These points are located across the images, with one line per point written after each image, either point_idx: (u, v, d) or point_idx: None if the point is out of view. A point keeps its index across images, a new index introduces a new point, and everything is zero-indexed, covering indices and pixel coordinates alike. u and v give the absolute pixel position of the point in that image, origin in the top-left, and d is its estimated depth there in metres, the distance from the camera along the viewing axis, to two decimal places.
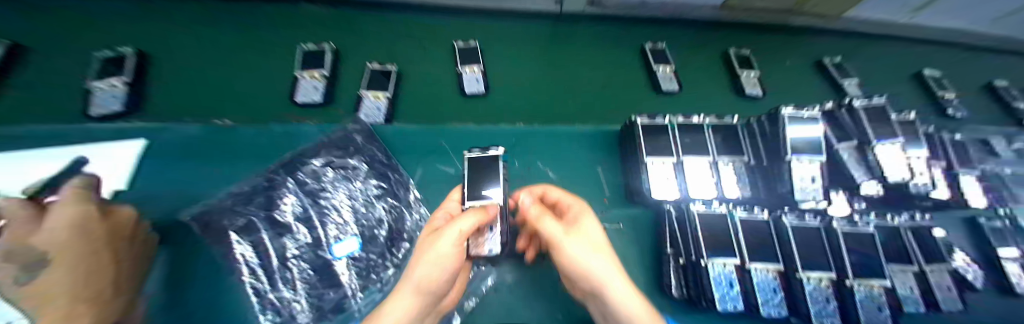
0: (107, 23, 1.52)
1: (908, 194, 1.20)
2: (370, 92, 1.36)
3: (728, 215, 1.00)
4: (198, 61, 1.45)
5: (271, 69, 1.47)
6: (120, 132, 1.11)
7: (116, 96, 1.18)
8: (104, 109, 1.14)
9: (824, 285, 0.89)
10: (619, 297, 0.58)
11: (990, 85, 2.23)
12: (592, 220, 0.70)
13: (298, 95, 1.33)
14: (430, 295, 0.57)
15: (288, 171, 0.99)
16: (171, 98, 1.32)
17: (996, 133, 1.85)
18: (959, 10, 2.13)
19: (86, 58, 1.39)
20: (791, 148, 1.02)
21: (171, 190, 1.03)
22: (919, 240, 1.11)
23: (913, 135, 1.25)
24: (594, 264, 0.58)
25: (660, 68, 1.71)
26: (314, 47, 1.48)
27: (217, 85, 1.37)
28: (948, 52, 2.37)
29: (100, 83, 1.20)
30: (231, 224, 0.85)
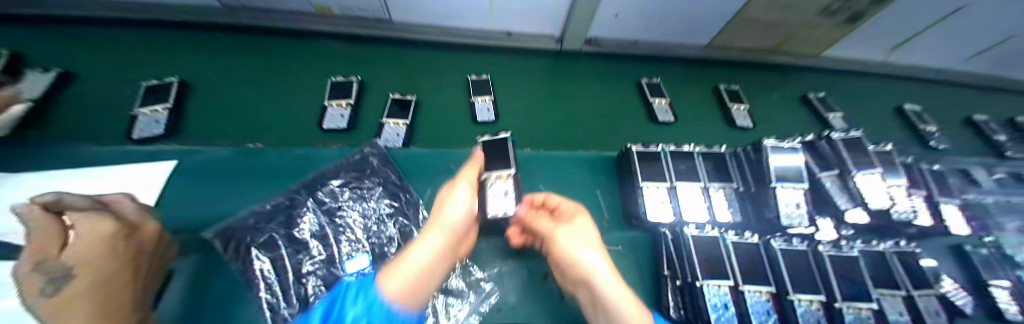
0: (153, 55, 1.69)
1: (892, 221, 1.27)
2: (391, 120, 1.49)
3: (720, 238, 1.06)
4: (231, 88, 1.60)
5: (296, 97, 1.61)
6: (155, 153, 1.21)
7: (159, 121, 1.34)
8: (149, 131, 1.29)
9: (815, 308, 0.94)
10: (596, 270, 0.80)
11: (969, 119, 2.36)
12: (584, 218, 0.97)
13: (326, 122, 1.46)
14: (455, 234, 0.83)
15: (309, 192, 1.08)
16: (203, 121, 1.45)
17: (977, 164, 1.95)
18: (929, 52, 2.32)
19: (133, 85, 1.54)
20: (775, 175, 1.12)
21: (192, 206, 1.08)
22: (907, 267, 1.15)
23: (891, 165, 1.34)
24: (583, 252, 0.83)
25: (654, 100, 1.86)
26: (341, 79, 1.64)
27: (246, 111, 1.51)
28: (923, 87, 2.55)
29: (145, 108, 1.36)
30: (253, 241, 0.92)
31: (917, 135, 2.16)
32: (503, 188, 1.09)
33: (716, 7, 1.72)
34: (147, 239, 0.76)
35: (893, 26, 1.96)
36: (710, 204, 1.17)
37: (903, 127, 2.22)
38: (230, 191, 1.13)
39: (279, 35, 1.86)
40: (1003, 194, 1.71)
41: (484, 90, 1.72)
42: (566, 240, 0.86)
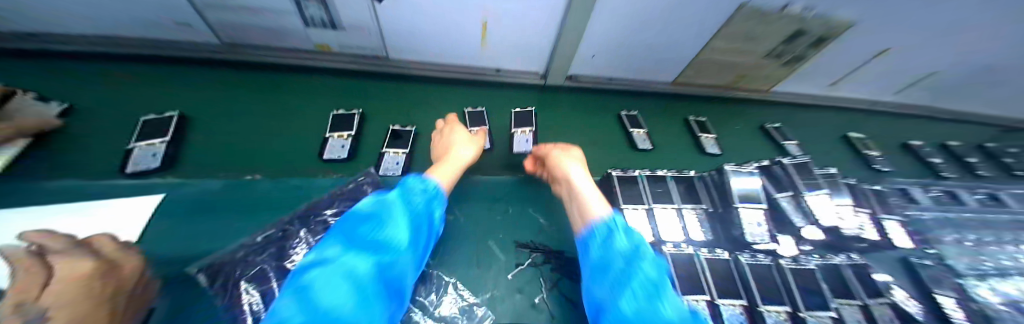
0: (154, 92, 1.76)
1: (844, 237, 1.43)
2: (392, 150, 1.57)
3: (695, 255, 1.17)
4: (229, 121, 1.66)
5: (295, 128, 1.67)
6: (153, 187, 1.23)
7: (156, 154, 1.35)
8: (144, 165, 1.30)
9: (783, 319, 1.01)
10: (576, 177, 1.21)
11: (907, 144, 2.72)
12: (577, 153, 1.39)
13: (326, 152, 1.52)
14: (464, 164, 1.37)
15: (302, 222, 1.09)
16: (198, 152, 1.47)
17: (913, 183, 2.22)
18: (859, 88, 2.71)
19: (133, 120, 1.60)
20: (738, 196, 1.28)
21: (183, 238, 1.07)
22: (864, 279, 1.27)
23: (836, 186, 1.54)
24: (572, 168, 1.24)
25: (634, 130, 2.05)
26: (343, 112, 1.74)
27: (244, 142, 1.55)
28: (860, 117, 2.94)
29: (142, 142, 1.38)
30: (242, 274, 0.90)
31: (862, 158, 2.46)
32: (524, 137, 1.80)
33: (679, 47, 1.98)
34: (127, 277, 0.77)
35: (827, 66, 2.30)
36: (685, 225, 1.28)
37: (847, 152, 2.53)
38: (222, 222, 1.13)
39: (279, 69, 1.96)
40: (938, 210, 1.95)
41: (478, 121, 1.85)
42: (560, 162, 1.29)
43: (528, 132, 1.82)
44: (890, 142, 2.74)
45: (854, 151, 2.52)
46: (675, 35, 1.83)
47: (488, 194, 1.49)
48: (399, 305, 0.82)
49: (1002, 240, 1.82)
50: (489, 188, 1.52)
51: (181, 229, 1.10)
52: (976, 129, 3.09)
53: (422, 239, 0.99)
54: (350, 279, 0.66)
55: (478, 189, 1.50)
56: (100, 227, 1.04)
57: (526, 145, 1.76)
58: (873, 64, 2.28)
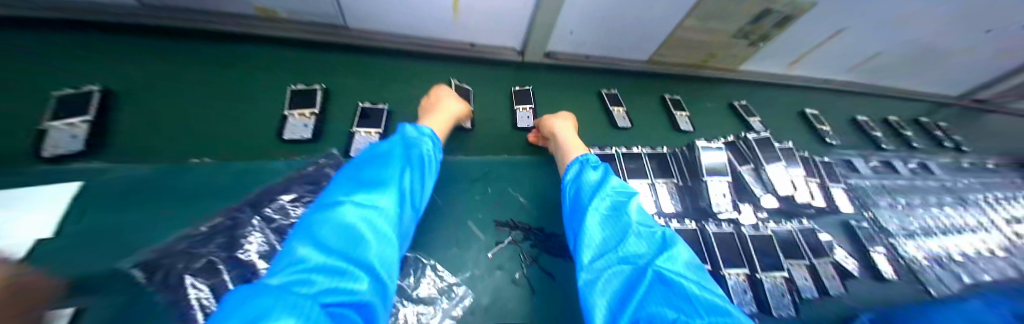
0: (55, 61, 1.44)
1: (796, 204, 1.55)
2: (363, 129, 1.46)
3: (665, 226, 1.21)
4: (165, 101, 1.43)
5: (246, 109, 1.50)
6: (72, 178, 1.06)
7: (78, 137, 1.15)
8: (62, 149, 1.10)
9: (741, 280, 1.11)
10: (561, 131, 1.36)
11: (854, 120, 2.95)
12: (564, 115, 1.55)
13: (286, 132, 1.39)
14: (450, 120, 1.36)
15: (254, 209, 1.02)
16: (131, 136, 1.27)
17: (856, 155, 2.45)
18: (817, 66, 2.86)
19: (39, 94, 1.32)
20: (705, 170, 1.35)
21: (108, 233, 0.92)
22: (811, 240, 1.40)
23: (792, 158, 1.64)
24: (558, 125, 1.39)
25: (613, 109, 2.05)
26: (303, 86, 1.57)
27: (187, 124, 1.36)
28: (819, 94, 3.12)
29: (56, 121, 1.15)
30: (186, 268, 0.82)
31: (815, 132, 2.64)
32: (526, 114, 1.81)
33: (653, 24, 1.96)
34: None
35: (790, 44, 2.38)
36: (657, 198, 1.32)
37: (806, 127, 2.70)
38: (159, 215, 0.99)
39: (224, 40, 1.72)
40: (875, 179, 2.16)
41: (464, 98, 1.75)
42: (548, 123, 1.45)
43: (530, 109, 1.83)
44: (842, 118, 2.97)
45: (809, 126, 2.69)
46: (647, 11, 1.80)
47: (466, 175, 1.43)
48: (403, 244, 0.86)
49: (923, 202, 2.07)
50: (464, 168, 1.46)
51: (107, 223, 0.95)
52: (908, 106, 3.44)
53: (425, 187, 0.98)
54: (358, 219, 0.67)
55: (456, 170, 1.44)
56: None
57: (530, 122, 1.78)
58: (833, 40, 2.42)
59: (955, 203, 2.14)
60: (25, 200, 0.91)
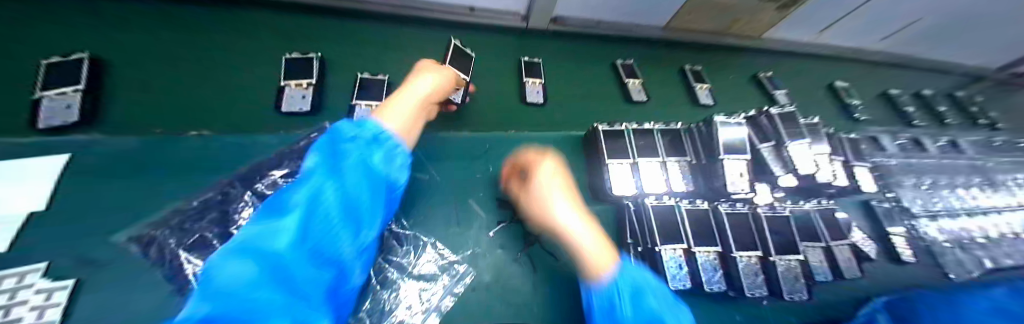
0: (31, 26, 1.34)
1: (815, 183, 1.43)
2: (362, 102, 1.35)
3: (676, 206, 1.14)
4: (157, 72, 1.36)
5: (237, 81, 1.42)
6: (38, 148, 0.96)
7: (73, 106, 1.07)
8: (58, 118, 1.03)
9: (753, 262, 1.07)
10: (563, 215, 0.82)
11: (886, 94, 2.70)
12: (553, 170, 0.93)
13: (283, 104, 1.32)
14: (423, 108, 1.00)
15: (245, 184, 0.94)
16: (127, 109, 1.23)
17: (885, 132, 2.27)
18: (855, 33, 2.57)
19: (25, 62, 1.24)
20: (722, 146, 1.20)
21: (104, 207, 0.90)
22: (829, 222, 1.32)
23: (817, 135, 1.51)
24: (556, 203, 0.84)
25: (629, 81, 1.91)
26: (297, 55, 1.45)
27: (180, 95, 1.31)
28: (851, 65, 2.85)
29: (50, 90, 1.08)
30: (180, 244, 0.78)
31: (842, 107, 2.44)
32: (535, 89, 1.71)
33: None
34: None
35: (816, 13, 2.18)
36: (668, 176, 1.24)
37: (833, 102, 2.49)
38: (153, 189, 0.96)
39: (223, 8, 1.63)
40: (902, 156, 1.99)
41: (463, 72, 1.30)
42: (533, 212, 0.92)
43: (538, 84, 1.73)
44: (874, 92, 2.73)
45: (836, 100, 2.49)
46: None
47: (469, 151, 1.32)
48: (349, 271, 0.61)
49: (953, 183, 1.94)
50: (466, 145, 1.35)
51: (103, 197, 0.92)
52: (945, 79, 3.16)
53: (374, 186, 0.67)
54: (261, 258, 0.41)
55: (456, 146, 1.32)
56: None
57: (538, 96, 1.69)
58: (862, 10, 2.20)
59: (988, 184, 1.98)
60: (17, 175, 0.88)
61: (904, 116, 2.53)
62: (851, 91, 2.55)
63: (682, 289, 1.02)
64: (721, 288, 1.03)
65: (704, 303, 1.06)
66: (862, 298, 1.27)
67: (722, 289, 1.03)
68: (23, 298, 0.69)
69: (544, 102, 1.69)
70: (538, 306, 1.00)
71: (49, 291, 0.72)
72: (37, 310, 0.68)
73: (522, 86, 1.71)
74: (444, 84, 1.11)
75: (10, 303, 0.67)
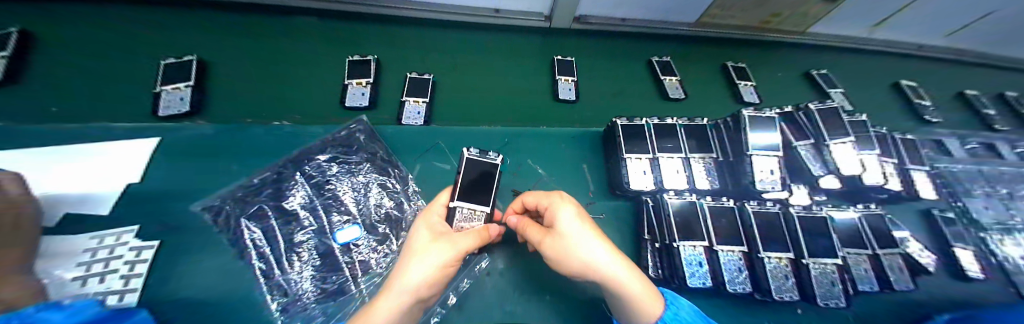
0: (150, 34, 1.64)
1: (861, 186, 1.33)
2: (411, 98, 1.49)
3: (697, 202, 1.10)
4: (242, 69, 1.57)
5: (292, 76, 1.58)
6: (128, 132, 1.14)
7: (184, 98, 1.34)
8: (175, 109, 1.30)
9: (783, 264, 1.01)
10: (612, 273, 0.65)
11: (961, 94, 2.40)
12: (572, 210, 0.73)
13: (347, 100, 1.48)
14: (422, 298, 0.63)
15: (295, 165, 1.03)
16: (218, 101, 1.44)
17: (953, 134, 2.01)
18: (919, 26, 2.29)
19: (147, 63, 1.53)
20: (751, 143, 1.14)
21: (183, 183, 1.05)
22: (877, 228, 1.22)
23: (865, 135, 1.39)
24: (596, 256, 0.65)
25: (665, 78, 1.88)
26: (358, 57, 1.62)
27: (249, 90, 1.49)
28: (912, 63, 2.56)
29: (168, 86, 1.36)
30: (242, 213, 0.90)
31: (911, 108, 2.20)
32: (568, 86, 1.73)
33: None
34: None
35: (869, 6, 1.98)
36: (690, 173, 1.21)
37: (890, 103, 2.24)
38: (219, 169, 1.10)
39: (256, 14, 1.79)
40: (972, 163, 1.76)
41: (478, 193, 0.93)
42: (555, 255, 0.71)
43: (571, 81, 1.75)
44: (941, 92, 2.42)
45: (903, 99, 2.26)
46: None
47: (487, 144, 1.35)
48: None
49: None
50: (484, 136, 1.38)
51: (181, 174, 1.06)
52: None
53: None
54: None
55: (473, 137, 1.36)
56: (104, 171, 1.02)
57: (570, 94, 1.71)
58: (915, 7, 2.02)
59: None
60: (123, 155, 1.08)
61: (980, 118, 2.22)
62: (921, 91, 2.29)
63: (700, 287, 0.99)
64: (745, 290, 0.99)
65: (727, 304, 1.02)
66: (919, 317, 1.14)
67: (747, 291, 0.99)
68: (119, 253, 0.86)
69: (576, 100, 1.71)
70: (548, 295, 1.02)
71: (139, 249, 0.88)
72: (128, 264, 0.85)
73: (555, 83, 1.75)
74: (446, 265, 0.65)
75: (110, 257, 0.85)
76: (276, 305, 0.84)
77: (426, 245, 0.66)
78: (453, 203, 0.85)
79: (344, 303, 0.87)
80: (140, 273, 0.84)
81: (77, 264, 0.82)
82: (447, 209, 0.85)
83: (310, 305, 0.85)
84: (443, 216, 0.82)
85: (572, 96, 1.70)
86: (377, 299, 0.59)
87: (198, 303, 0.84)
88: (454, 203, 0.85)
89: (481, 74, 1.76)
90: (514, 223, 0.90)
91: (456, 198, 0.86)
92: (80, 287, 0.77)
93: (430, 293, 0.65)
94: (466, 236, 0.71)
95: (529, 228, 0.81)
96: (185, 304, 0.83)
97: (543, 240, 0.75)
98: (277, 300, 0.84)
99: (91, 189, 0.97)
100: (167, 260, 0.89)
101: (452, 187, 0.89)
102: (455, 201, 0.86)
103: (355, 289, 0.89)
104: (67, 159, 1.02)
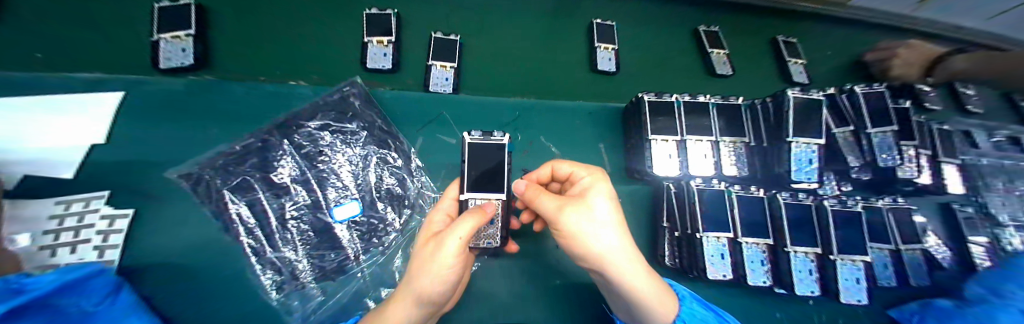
0: None
1: (893, 179, 1.25)
2: (438, 62, 1.32)
3: (725, 191, 1.01)
4: (242, 16, 1.33)
5: (301, 28, 1.35)
6: (88, 85, 0.98)
7: (186, 49, 1.16)
8: (178, 61, 1.13)
9: (809, 258, 0.97)
10: (624, 273, 0.58)
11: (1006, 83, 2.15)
12: (607, 187, 0.65)
13: (369, 60, 1.29)
14: (433, 303, 0.56)
15: (283, 132, 0.88)
16: (228, 56, 1.25)
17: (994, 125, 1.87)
18: (983, 3, 1.98)
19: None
20: (791, 130, 1.02)
21: (159, 146, 0.93)
22: (905, 223, 1.16)
23: (906, 126, 1.28)
24: (607, 249, 0.57)
25: (712, 51, 1.69)
26: (376, 11, 1.38)
27: (254, 43, 1.29)
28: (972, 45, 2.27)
29: (166, 33, 1.16)
30: (223, 184, 0.77)
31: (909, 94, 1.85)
32: (608, 55, 1.55)
33: None
34: None
35: None
36: (718, 159, 1.10)
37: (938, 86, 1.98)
38: (203, 134, 0.97)
39: None
40: (997, 157, 1.65)
41: (493, 181, 0.83)
42: (576, 228, 0.58)
43: (612, 50, 1.56)
44: None
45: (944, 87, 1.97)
46: None
47: (499, 116, 1.22)
48: None
49: None
50: (494, 107, 1.23)
51: (152, 137, 0.94)
52: None
53: None
54: None
55: (482, 108, 1.21)
56: (62, 130, 0.88)
57: (610, 64, 1.54)
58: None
59: None
60: (85, 110, 0.93)
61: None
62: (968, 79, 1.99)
63: (721, 279, 0.95)
64: (766, 283, 0.96)
65: (741, 294, 1.02)
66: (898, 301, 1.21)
67: (767, 284, 0.96)
68: (90, 222, 0.77)
69: (616, 71, 1.55)
70: (557, 280, 0.97)
71: (112, 218, 0.79)
72: (102, 234, 0.77)
73: (593, 52, 1.57)
74: (458, 267, 0.53)
75: (78, 226, 0.76)
76: (271, 283, 0.78)
77: (420, 249, 0.57)
78: (465, 195, 0.78)
79: (345, 281, 0.85)
80: (115, 245, 0.77)
81: (44, 232, 0.73)
82: (458, 203, 0.78)
83: (308, 284, 0.80)
84: (453, 211, 0.76)
85: (611, 67, 1.53)
86: (384, 309, 0.55)
87: (182, 280, 0.77)
88: (466, 196, 0.78)
89: (493, 36, 1.54)
90: (520, 189, 0.67)
91: (469, 190, 0.80)
92: (50, 257, 0.70)
93: (443, 297, 0.57)
94: (467, 216, 0.54)
95: (540, 194, 0.64)
96: (173, 280, 0.77)
97: (560, 211, 0.60)
98: (271, 278, 0.78)
99: (49, 148, 0.85)
100: (143, 230, 0.81)
101: (460, 179, 0.81)
102: (467, 193, 0.79)
103: (356, 268, 0.86)
104: (12, 113, 0.86)
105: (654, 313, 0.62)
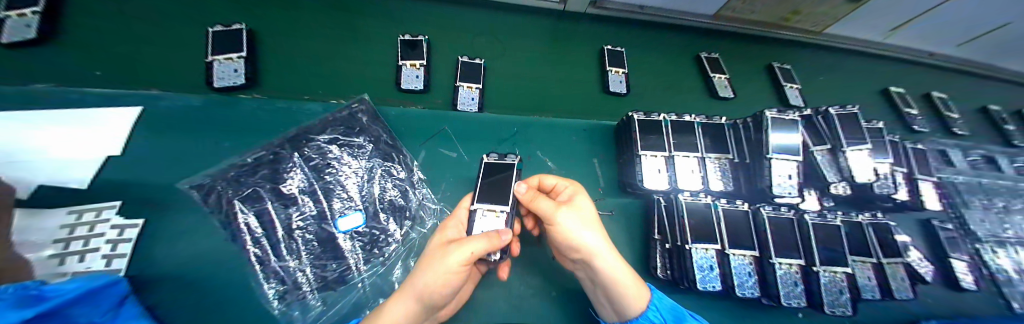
0: None
1: (872, 194, 1.31)
2: (464, 84, 1.40)
3: (711, 204, 1.07)
4: (287, 41, 1.42)
5: (338, 51, 1.44)
6: (116, 99, 1.04)
7: (237, 70, 1.23)
8: (230, 81, 1.20)
9: (793, 271, 1.01)
10: (608, 267, 0.65)
11: (984, 108, 2.26)
12: (588, 196, 0.77)
13: (402, 81, 1.38)
14: (434, 300, 0.59)
15: (293, 145, 0.91)
16: (273, 77, 1.32)
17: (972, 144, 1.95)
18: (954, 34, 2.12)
19: (166, 22, 1.34)
20: (772, 147, 1.09)
21: (172, 158, 0.98)
22: (885, 238, 1.20)
23: (881, 145, 1.35)
24: (594, 244, 0.65)
25: (715, 75, 1.81)
26: (410, 37, 1.49)
27: (293, 64, 1.36)
28: (947, 71, 2.41)
29: (220, 56, 1.24)
30: (235, 195, 0.76)
31: (897, 117, 2.06)
32: (618, 78, 1.66)
33: None
34: None
35: (891, 9, 1.81)
36: (704, 175, 1.16)
37: (925, 109, 2.15)
38: (215, 148, 1.02)
39: None
40: (972, 175, 1.73)
41: (502, 194, 0.87)
42: (568, 225, 0.66)
43: (621, 73, 1.68)
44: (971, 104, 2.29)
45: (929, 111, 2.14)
46: None
47: (499, 132, 1.28)
48: None
49: None
50: (495, 124, 1.30)
51: (166, 150, 0.98)
52: None
53: None
54: None
55: (482, 125, 1.28)
56: (77, 142, 0.91)
57: (621, 86, 1.64)
58: (937, 13, 1.84)
59: None
60: (105, 123, 0.98)
61: (1005, 134, 2.12)
62: (949, 103, 2.18)
63: (711, 290, 0.98)
64: (755, 294, 0.99)
65: (734, 305, 1.05)
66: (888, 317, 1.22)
67: (755, 295, 0.99)
68: (100, 231, 0.80)
69: (627, 93, 1.65)
70: (555, 292, 0.99)
71: (122, 227, 0.82)
72: (111, 243, 0.79)
73: (604, 75, 1.68)
74: (460, 272, 0.58)
75: (89, 234, 0.78)
76: (273, 292, 0.79)
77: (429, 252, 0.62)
78: (475, 205, 0.83)
79: (345, 291, 0.87)
80: (123, 254, 0.79)
81: (54, 241, 0.75)
82: (469, 212, 0.83)
83: (308, 294, 0.81)
84: (465, 220, 0.80)
85: (621, 89, 1.64)
86: (386, 304, 0.58)
87: (183, 293, 0.79)
88: (476, 206, 0.83)
89: (499, 58, 1.63)
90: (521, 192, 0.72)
91: (478, 200, 0.85)
92: (59, 266, 0.72)
93: (442, 296, 0.61)
94: (478, 237, 0.62)
95: (536, 197, 0.72)
96: (176, 290, 0.79)
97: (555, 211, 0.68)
98: (274, 287, 0.79)
99: (65, 160, 0.88)
100: (152, 239, 0.84)
101: (474, 191, 0.88)
102: (477, 203, 0.84)
103: (357, 278, 0.89)
104: (33, 125, 0.90)
105: (629, 307, 0.70)
